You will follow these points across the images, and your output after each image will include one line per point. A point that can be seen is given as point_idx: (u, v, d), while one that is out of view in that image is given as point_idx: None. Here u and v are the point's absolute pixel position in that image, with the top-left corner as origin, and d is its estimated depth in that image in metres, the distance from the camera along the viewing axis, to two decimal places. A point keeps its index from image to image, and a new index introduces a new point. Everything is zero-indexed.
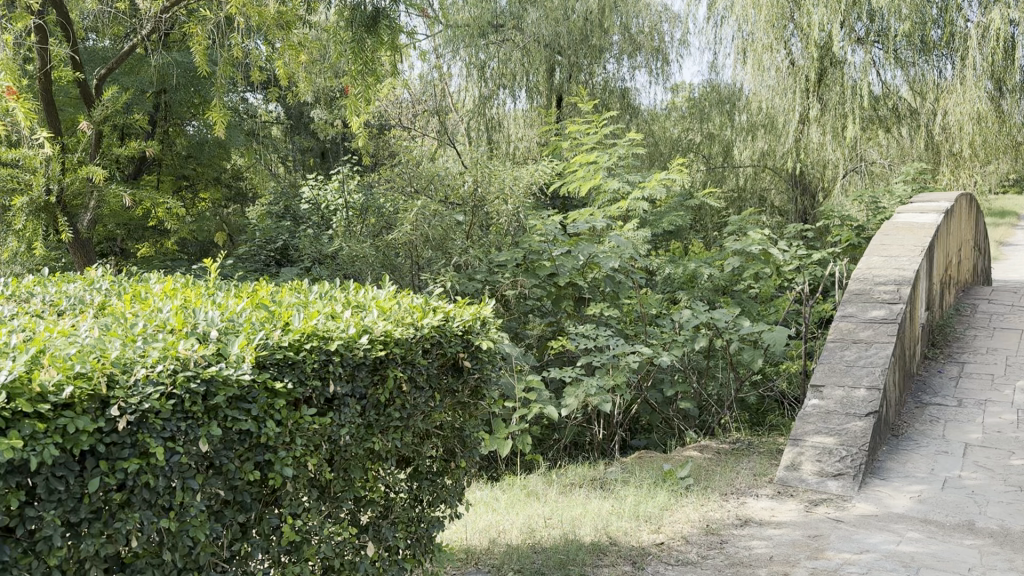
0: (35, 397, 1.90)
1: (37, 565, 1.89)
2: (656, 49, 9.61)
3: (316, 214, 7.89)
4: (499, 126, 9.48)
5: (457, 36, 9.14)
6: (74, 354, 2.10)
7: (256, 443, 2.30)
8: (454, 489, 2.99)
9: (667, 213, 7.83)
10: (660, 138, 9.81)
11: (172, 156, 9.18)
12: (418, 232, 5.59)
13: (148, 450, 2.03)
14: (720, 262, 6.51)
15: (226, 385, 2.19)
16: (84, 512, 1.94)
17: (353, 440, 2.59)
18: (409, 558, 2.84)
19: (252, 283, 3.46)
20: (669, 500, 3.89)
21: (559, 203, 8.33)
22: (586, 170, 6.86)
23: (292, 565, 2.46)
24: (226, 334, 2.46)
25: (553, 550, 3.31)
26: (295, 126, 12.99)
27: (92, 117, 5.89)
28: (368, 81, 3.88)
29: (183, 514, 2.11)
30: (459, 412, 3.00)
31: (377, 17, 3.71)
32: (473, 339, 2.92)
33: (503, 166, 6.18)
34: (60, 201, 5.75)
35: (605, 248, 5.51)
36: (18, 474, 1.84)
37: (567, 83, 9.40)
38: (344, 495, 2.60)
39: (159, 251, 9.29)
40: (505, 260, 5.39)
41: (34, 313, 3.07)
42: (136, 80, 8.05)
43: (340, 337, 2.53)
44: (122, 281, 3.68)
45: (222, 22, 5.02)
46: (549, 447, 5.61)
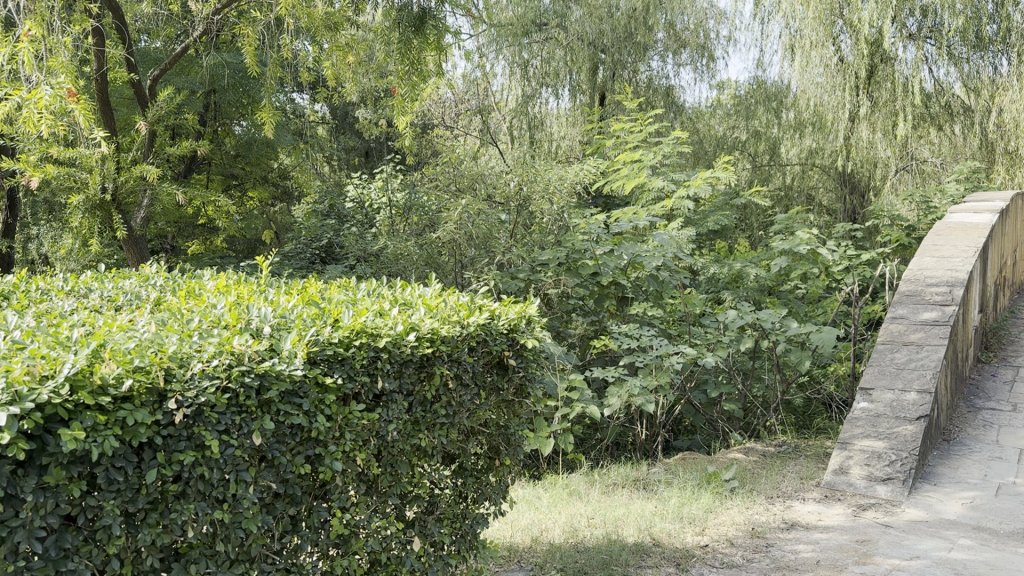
0: (96, 389, 1.94)
1: (97, 553, 1.93)
2: (702, 45, 9.46)
3: (360, 213, 7.96)
4: (542, 125, 9.41)
5: (500, 36, 9.18)
6: (133, 349, 2.14)
7: (307, 437, 2.34)
8: (498, 487, 3.01)
9: (711, 212, 7.75)
10: (705, 136, 9.66)
11: (221, 155, 9.38)
12: (462, 231, 5.65)
13: (204, 442, 2.08)
14: (767, 262, 6.42)
15: (278, 380, 2.24)
16: (142, 502, 1.98)
17: (401, 436, 2.62)
18: (453, 554, 2.87)
19: (302, 281, 3.51)
20: (713, 502, 3.86)
21: (602, 202, 8.28)
22: (630, 168, 6.79)
23: (340, 559, 2.49)
24: (279, 330, 2.49)
25: (596, 550, 3.30)
26: (341, 126, 13.10)
27: (147, 117, 6.00)
28: (414, 81, 3.90)
29: (236, 506, 2.16)
30: (504, 410, 3.02)
31: (423, 17, 3.72)
32: (518, 337, 2.93)
33: (548, 164, 6.17)
34: (115, 200, 5.87)
35: (648, 246, 5.41)
36: (80, 464, 1.88)
37: (612, 80, 9.30)
38: (391, 491, 2.63)
39: (207, 248, 9.44)
40: (548, 259, 5.39)
41: (92, 309, 3.15)
42: (187, 81, 8.20)
43: (388, 334, 2.55)
44: (176, 277, 3.78)
45: (272, 22, 5.08)
46: (591, 447, 5.60)
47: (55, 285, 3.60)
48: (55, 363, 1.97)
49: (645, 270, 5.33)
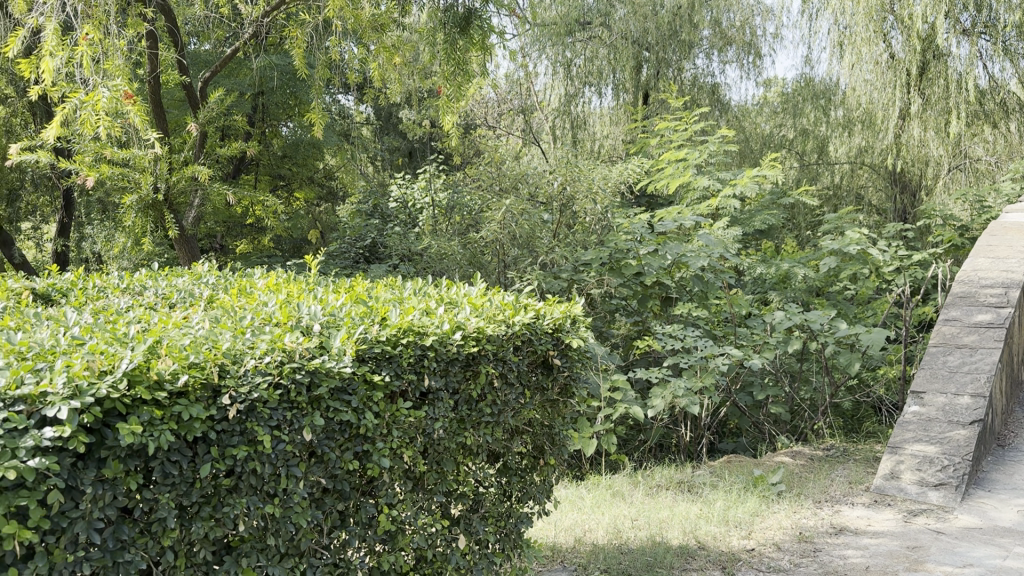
0: (153, 384, 1.98)
1: (153, 545, 1.96)
2: (748, 43, 9.34)
3: (404, 213, 8.02)
4: (584, 124, 9.39)
5: (542, 35, 9.19)
6: (189, 345, 2.18)
7: (355, 434, 2.37)
8: (543, 486, 3.02)
9: (758, 212, 7.64)
10: (751, 134, 9.46)
11: (269, 156, 9.53)
12: (506, 230, 5.66)
13: (256, 437, 2.11)
14: (815, 263, 6.31)
15: (328, 377, 2.26)
16: (196, 496, 2.01)
17: (446, 434, 2.64)
18: (498, 552, 2.88)
19: (350, 279, 3.54)
20: (760, 506, 3.81)
21: (645, 202, 8.22)
22: (675, 167, 6.72)
23: (387, 555, 2.51)
24: (328, 327, 2.52)
25: (640, 552, 3.29)
26: (385, 126, 13.17)
27: (198, 118, 6.11)
28: (460, 81, 3.92)
29: (287, 500, 2.19)
30: (549, 410, 3.02)
31: (470, 17, 3.75)
32: (563, 337, 2.93)
33: (592, 164, 6.14)
34: (167, 200, 5.98)
35: (693, 246, 5.34)
36: (137, 457, 1.92)
37: (656, 79, 9.22)
38: (437, 488, 2.65)
39: (255, 248, 9.59)
40: (591, 259, 5.36)
41: (147, 307, 3.21)
42: (236, 83, 8.33)
43: (435, 333, 2.57)
44: (227, 276, 3.84)
45: (319, 25, 5.13)
46: (635, 448, 5.57)
47: (111, 283, 3.69)
48: (113, 359, 2.00)
49: (689, 269, 5.28)
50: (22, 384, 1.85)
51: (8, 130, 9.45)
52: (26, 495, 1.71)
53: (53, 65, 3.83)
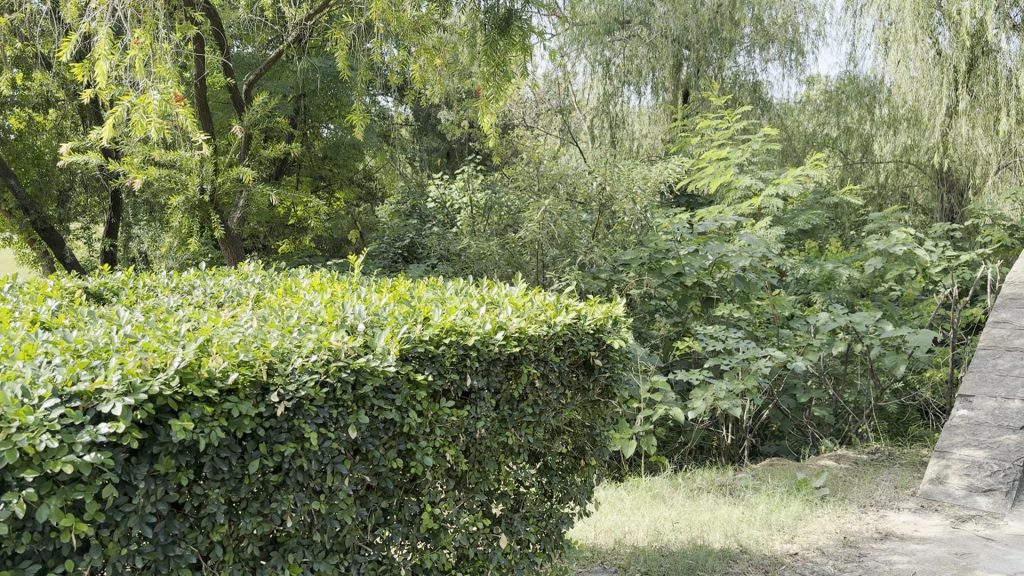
0: (204, 381, 2.01)
1: (202, 540, 2.00)
2: (791, 40, 9.14)
3: (442, 213, 8.06)
4: (623, 123, 9.34)
5: (581, 35, 9.21)
6: (238, 343, 2.21)
7: (399, 432, 2.39)
8: (584, 487, 3.02)
9: (801, 211, 7.54)
10: (793, 133, 9.44)
11: (310, 157, 9.65)
12: (545, 230, 5.66)
13: (303, 435, 2.14)
14: (860, 263, 6.19)
15: (372, 376, 2.28)
16: (245, 492, 2.05)
17: (488, 433, 2.65)
18: (539, 553, 2.88)
19: (393, 279, 3.57)
20: (803, 510, 3.76)
21: (685, 202, 8.16)
22: (716, 166, 6.63)
23: (429, 553, 2.53)
24: (372, 326, 2.54)
25: (681, 554, 3.27)
26: (424, 127, 13.17)
27: (243, 120, 6.20)
28: (500, 82, 3.91)
29: (332, 497, 2.22)
30: (590, 411, 3.02)
31: (510, 18, 3.75)
32: (605, 337, 2.92)
33: (631, 164, 6.11)
34: (213, 201, 6.07)
35: (733, 247, 5.28)
36: (188, 454, 1.95)
37: (696, 77, 9.09)
38: (479, 487, 2.66)
39: (297, 247, 9.71)
40: (630, 259, 5.32)
41: (196, 306, 3.28)
42: (279, 85, 8.44)
43: (477, 333, 2.58)
44: (272, 275, 3.91)
45: (361, 27, 5.15)
46: (675, 450, 5.54)
47: (161, 282, 3.77)
48: (166, 357, 2.04)
49: (731, 270, 5.22)
50: (78, 380, 1.89)
51: (60, 132, 9.72)
52: (82, 489, 1.75)
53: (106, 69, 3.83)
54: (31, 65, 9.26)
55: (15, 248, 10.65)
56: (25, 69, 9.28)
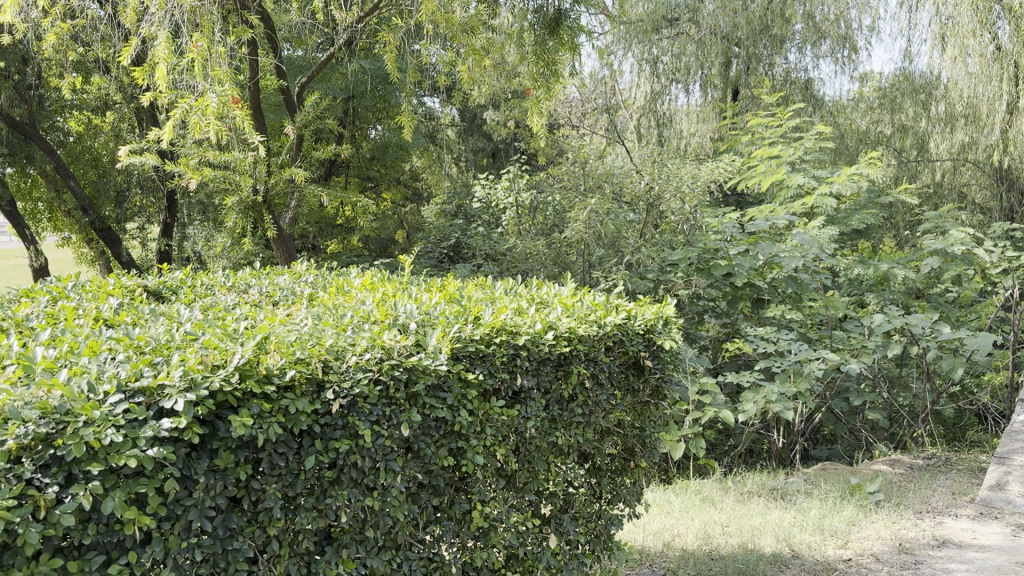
0: (262, 378, 2.05)
1: (259, 533, 2.03)
2: (844, 37, 8.86)
3: (488, 213, 8.10)
4: (670, 122, 9.28)
5: (629, 33, 9.18)
6: (294, 341, 2.25)
7: (450, 431, 2.41)
8: (634, 488, 3.00)
9: (855, 211, 7.43)
10: (846, 131, 9.18)
11: (359, 158, 9.77)
12: (591, 230, 5.62)
13: (358, 432, 2.16)
14: (916, 263, 6.06)
15: (425, 374, 2.30)
16: (301, 487, 2.08)
17: (538, 433, 2.66)
18: (588, 554, 2.88)
19: (443, 278, 3.59)
20: (857, 515, 3.69)
21: (734, 202, 8.08)
22: (767, 165, 6.53)
23: (479, 551, 2.54)
24: (424, 325, 2.56)
25: (731, 558, 3.24)
26: (470, 128, 13.11)
27: (295, 121, 6.29)
28: (549, 82, 3.92)
29: (384, 494, 2.24)
30: (640, 412, 3.01)
31: (559, 18, 3.73)
32: (656, 338, 2.91)
33: (681, 163, 6.05)
34: (266, 201, 6.16)
35: (786, 246, 5.15)
36: (247, 449, 1.99)
37: (746, 75, 8.93)
38: (529, 487, 2.67)
39: (345, 247, 9.82)
40: (679, 259, 5.27)
41: (252, 304, 3.34)
42: (329, 87, 8.59)
43: (528, 332, 2.58)
44: (324, 275, 3.96)
45: (410, 28, 5.17)
46: (724, 453, 5.49)
47: (218, 281, 3.85)
48: (226, 354, 2.09)
49: (783, 270, 5.13)
50: (142, 376, 1.95)
51: (118, 135, 9.96)
52: (145, 483, 1.79)
53: (164, 73, 3.90)
54: (90, 69, 9.51)
55: (73, 247, 10.96)
56: (84, 73, 9.55)
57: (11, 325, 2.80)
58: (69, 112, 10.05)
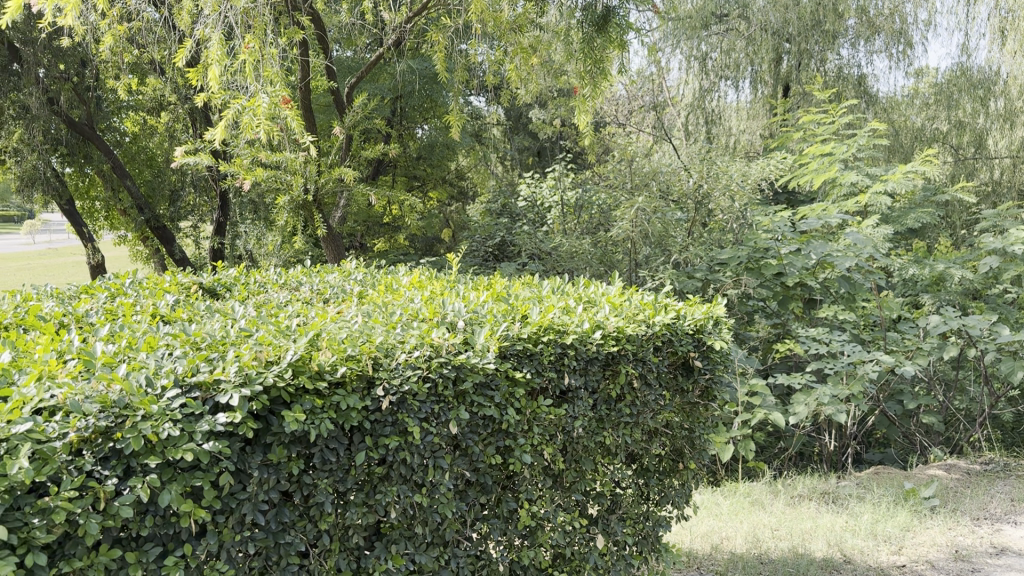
0: (314, 374, 2.08)
1: (311, 528, 2.06)
2: (898, 31, 8.54)
3: (533, 211, 8.11)
4: (720, 119, 9.18)
5: (678, 30, 9.03)
6: (345, 338, 2.27)
7: (497, 429, 2.41)
8: (682, 490, 2.98)
9: (910, 209, 7.25)
10: (900, 128, 8.71)
11: (405, 157, 9.83)
12: (638, 229, 5.57)
13: (407, 429, 2.18)
14: (974, 263, 5.89)
15: (473, 372, 2.31)
16: (351, 483, 2.10)
17: (586, 432, 2.65)
18: (636, 555, 2.87)
19: (490, 276, 3.60)
20: (912, 520, 3.60)
21: (785, 200, 7.99)
22: (820, 162, 6.42)
23: (526, 549, 2.55)
24: (473, 324, 2.57)
25: (781, 563, 3.19)
26: (515, 127, 13.04)
27: (344, 121, 6.35)
28: (597, 80, 3.90)
29: (433, 491, 2.26)
30: (689, 413, 2.98)
31: (607, 17, 3.69)
32: (705, 338, 2.88)
33: (730, 160, 5.96)
34: (316, 201, 6.23)
35: (839, 245, 5.04)
36: (299, 444, 2.02)
37: (797, 71, 8.76)
38: (576, 486, 2.66)
39: (392, 246, 9.89)
40: (728, 258, 5.21)
41: (304, 301, 3.39)
42: (377, 87, 8.67)
43: (575, 332, 2.58)
44: (373, 273, 3.99)
45: (458, 27, 5.15)
46: (773, 456, 5.41)
47: (270, 278, 3.92)
48: (279, 351, 2.13)
49: (836, 269, 5.03)
50: (198, 372, 1.99)
51: (172, 135, 10.17)
52: (201, 476, 1.83)
53: (218, 74, 3.96)
54: (145, 71, 9.72)
55: (129, 245, 11.24)
56: (140, 74, 9.76)
57: (72, 320, 2.88)
58: (125, 113, 10.28)
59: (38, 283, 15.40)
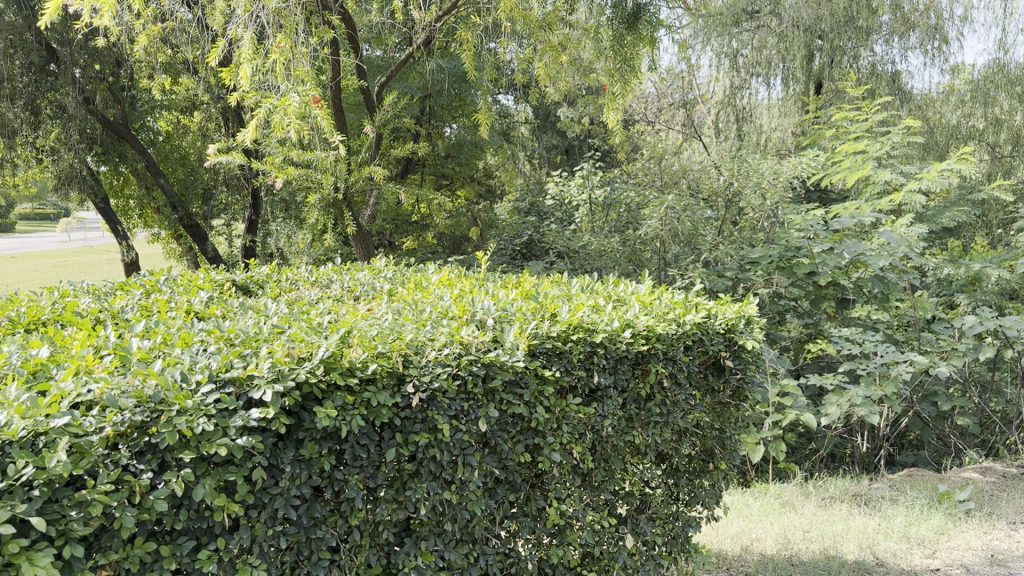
0: (345, 371, 2.09)
1: (342, 523, 2.07)
2: (934, 27, 8.42)
3: (561, 210, 8.10)
4: (751, 116, 9.12)
5: (708, 26, 8.98)
6: (376, 335, 2.29)
7: (526, 427, 2.42)
8: (712, 491, 2.96)
9: (945, 208, 7.13)
10: (935, 125, 8.65)
11: (434, 156, 9.86)
12: (667, 227, 5.54)
13: (437, 426, 2.19)
14: (1011, 263, 5.78)
15: (502, 370, 2.32)
16: (381, 479, 2.11)
17: (615, 431, 2.64)
18: (665, 555, 2.86)
19: (518, 275, 3.61)
20: (946, 524, 3.55)
21: (816, 198, 7.94)
22: (853, 160, 6.33)
23: (555, 548, 2.55)
24: (502, 322, 2.58)
25: (812, 565, 3.16)
26: (544, 125, 13.02)
27: (375, 120, 6.39)
28: (628, 78, 3.88)
29: (462, 488, 2.27)
30: (720, 413, 2.96)
31: (637, 13, 3.68)
32: (737, 338, 2.86)
33: (761, 158, 5.91)
34: (347, 200, 6.27)
35: (873, 244, 4.98)
36: (330, 440, 2.03)
37: (830, 67, 8.59)
38: (605, 485, 2.66)
39: (420, 244, 9.92)
40: (759, 257, 5.16)
41: (334, 298, 3.42)
42: (406, 86, 8.70)
43: (605, 330, 2.57)
44: (403, 271, 4.02)
45: (488, 26, 5.15)
46: (804, 457, 5.36)
47: (301, 276, 3.95)
48: (312, 347, 2.15)
49: (869, 269, 4.97)
50: (232, 368, 2.02)
51: (204, 134, 10.30)
52: (234, 471, 1.85)
53: (249, 73, 3.98)
54: (179, 70, 9.85)
55: (162, 243, 11.40)
56: (173, 74, 9.88)
57: (107, 316, 2.93)
58: (159, 113, 10.40)
59: (73, 280, 15.66)
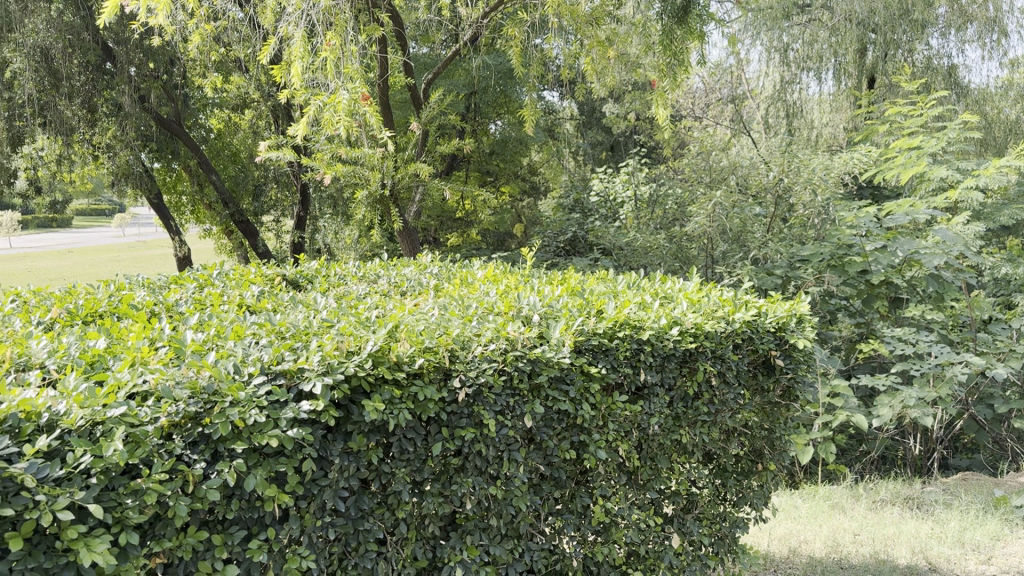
0: (393, 366, 2.11)
1: (389, 515, 2.09)
2: (992, 19, 8.22)
3: (605, 206, 8.05)
4: (801, 112, 8.95)
5: (758, 20, 8.85)
6: (424, 330, 2.31)
7: (572, 424, 2.42)
8: (761, 491, 2.93)
9: (1004, 206, 6.91)
10: (993, 120, 8.58)
11: (479, 153, 9.88)
12: (715, 224, 5.49)
13: (482, 421, 2.20)
14: None
15: (548, 366, 2.32)
16: (428, 473, 2.13)
17: (661, 430, 2.62)
18: (712, 556, 2.84)
19: (563, 271, 3.59)
20: (1002, 529, 3.46)
21: (868, 194, 7.78)
22: (907, 156, 6.14)
23: (600, 546, 2.54)
24: (548, 318, 2.58)
25: (863, 568, 3.11)
26: (589, 121, 12.97)
27: (421, 117, 6.44)
28: (677, 73, 3.83)
29: (508, 483, 2.27)
30: (769, 413, 2.93)
31: (688, 8, 3.59)
32: (787, 336, 2.82)
33: (812, 154, 5.82)
34: (393, 195, 6.32)
35: (928, 243, 4.86)
36: (378, 433, 2.05)
37: (884, 61, 8.35)
38: (650, 484, 2.64)
39: (465, 240, 9.96)
40: (810, 255, 5.08)
41: (382, 293, 3.46)
42: (452, 83, 8.72)
43: (652, 328, 2.55)
44: (449, 266, 4.04)
45: (535, 22, 5.14)
46: (854, 458, 5.27)
47: (349, 271, 3.99)
48: (360, 341, 2.17)
49: (923, 268, 4.85)
50: (283, 360, 2.05)
51: (255, 131, 10.46)
52: (285, 462, 1.88)
53: (300, 70, 4.02)
54: (230, 69, 9.99)
55: (214, 238, 11.63)
56: (224, 72, 10.03)
57: (162, 309, 3.00)
58: (210, 110, 10.59)
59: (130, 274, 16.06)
